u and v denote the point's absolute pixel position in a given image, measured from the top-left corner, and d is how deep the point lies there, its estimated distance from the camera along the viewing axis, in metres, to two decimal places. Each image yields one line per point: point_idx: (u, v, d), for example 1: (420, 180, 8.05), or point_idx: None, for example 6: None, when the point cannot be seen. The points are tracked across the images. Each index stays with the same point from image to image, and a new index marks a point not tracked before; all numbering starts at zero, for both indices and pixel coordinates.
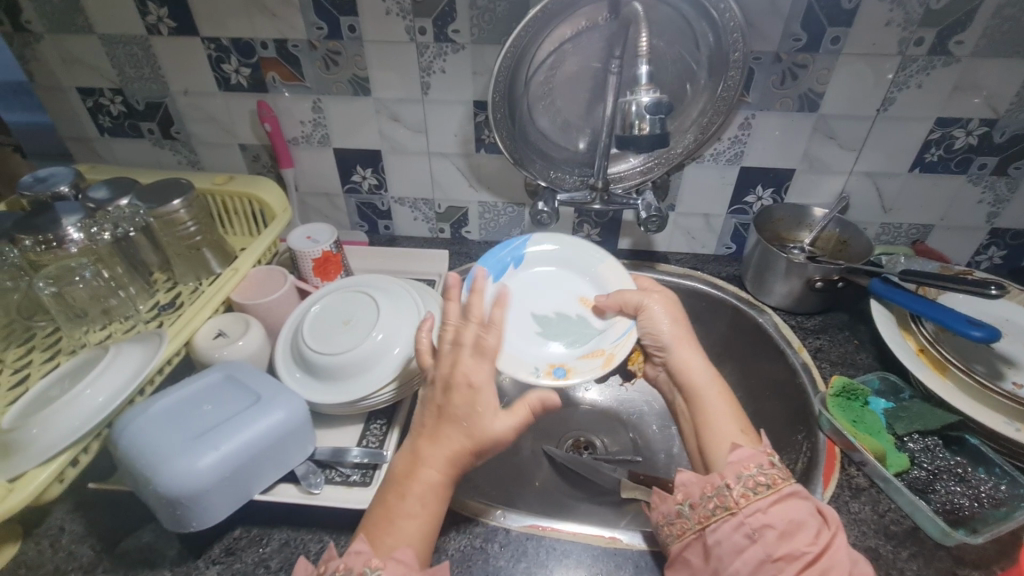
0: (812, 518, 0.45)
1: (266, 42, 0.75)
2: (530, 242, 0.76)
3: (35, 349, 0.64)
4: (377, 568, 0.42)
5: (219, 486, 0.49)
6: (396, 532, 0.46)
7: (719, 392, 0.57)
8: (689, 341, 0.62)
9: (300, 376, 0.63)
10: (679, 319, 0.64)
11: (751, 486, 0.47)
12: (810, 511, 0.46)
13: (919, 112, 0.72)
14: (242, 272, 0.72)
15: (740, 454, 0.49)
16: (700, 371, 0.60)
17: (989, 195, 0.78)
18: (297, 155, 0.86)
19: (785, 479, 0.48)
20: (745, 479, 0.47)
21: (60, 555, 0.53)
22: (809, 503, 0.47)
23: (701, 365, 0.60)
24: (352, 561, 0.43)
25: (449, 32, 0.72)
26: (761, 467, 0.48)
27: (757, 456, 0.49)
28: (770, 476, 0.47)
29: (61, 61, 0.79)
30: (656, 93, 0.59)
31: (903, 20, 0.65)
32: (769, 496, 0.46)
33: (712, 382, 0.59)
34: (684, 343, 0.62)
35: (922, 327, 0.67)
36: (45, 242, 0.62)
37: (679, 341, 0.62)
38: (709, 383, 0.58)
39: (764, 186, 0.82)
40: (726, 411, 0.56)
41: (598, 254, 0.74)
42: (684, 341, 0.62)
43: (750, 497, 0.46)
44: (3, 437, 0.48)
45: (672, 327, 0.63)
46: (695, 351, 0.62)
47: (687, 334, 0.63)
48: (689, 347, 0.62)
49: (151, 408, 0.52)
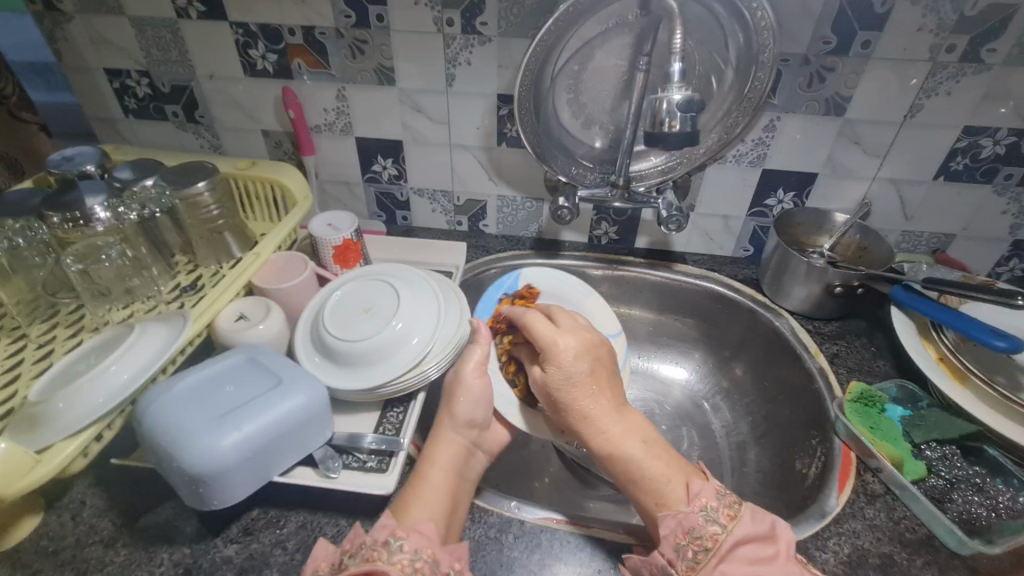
0: (759, 564, 0.43)
1: (293, 29, 0.75)
2: (520, 279, 0.81)
3: (58, 325, 0.64)
4: (401, 536, 0.46)
5: (242, 465, 0.50)
6: (415, 509, 0.51)
7: (640, 445, 0.54)
8: (603, 401, 0.56)
9: (319, 360, 0.63)
10: (583, 373, 0.56)
11: (692, 555, 0.45)
12: (761, 556, 0.44)
13: (948, 118, 0.71)
14: (264, 257, 0.72)
15: (671, 524, 0.47)
16: (609, 429, 0.55)
17: (1014, 206, 0.78)
18: (319, 143, 0.87)
19: (724, 531, 0.45)
20: (683, 551, 0.45)
21: (81, 528, 0.53)
22: (758, 545, 0.45)
23: (610, 419, 0.55)
24: (378, 532, 0.46)
25: (477, 24, 0.72)
26: (698, 528, 0.46)
27: (689, 519, 0.46)
28: (708, 537, 0.45)
29: (90, 41, 0.79)
30: (687, 91, 0.59)
31: (935, 25, 0.64)
32: (711, 561, 0.44)
33: (629, 439, 0.54)
34: (585, 398, 0.56)
35: (943, 336, 0.67)
36: (72, 220, 0.63)
37: (577, 400, 0.56)
38: (627, 439, 0.54)
39: (786, 189, 0.81)
40: (654, 458, 0.53)
41: (585, 290, 0.81)
42: (592, 397, 0.56)
43: (695, 569, 0.44)
44: (29, 410, 0.49)
45: (568, 387, 0.56)
46: (612, 405, 0.56)
47: (594, 386, 0.56)
48: (599, 399, 0.56)
49: (175, 387, 0.53)
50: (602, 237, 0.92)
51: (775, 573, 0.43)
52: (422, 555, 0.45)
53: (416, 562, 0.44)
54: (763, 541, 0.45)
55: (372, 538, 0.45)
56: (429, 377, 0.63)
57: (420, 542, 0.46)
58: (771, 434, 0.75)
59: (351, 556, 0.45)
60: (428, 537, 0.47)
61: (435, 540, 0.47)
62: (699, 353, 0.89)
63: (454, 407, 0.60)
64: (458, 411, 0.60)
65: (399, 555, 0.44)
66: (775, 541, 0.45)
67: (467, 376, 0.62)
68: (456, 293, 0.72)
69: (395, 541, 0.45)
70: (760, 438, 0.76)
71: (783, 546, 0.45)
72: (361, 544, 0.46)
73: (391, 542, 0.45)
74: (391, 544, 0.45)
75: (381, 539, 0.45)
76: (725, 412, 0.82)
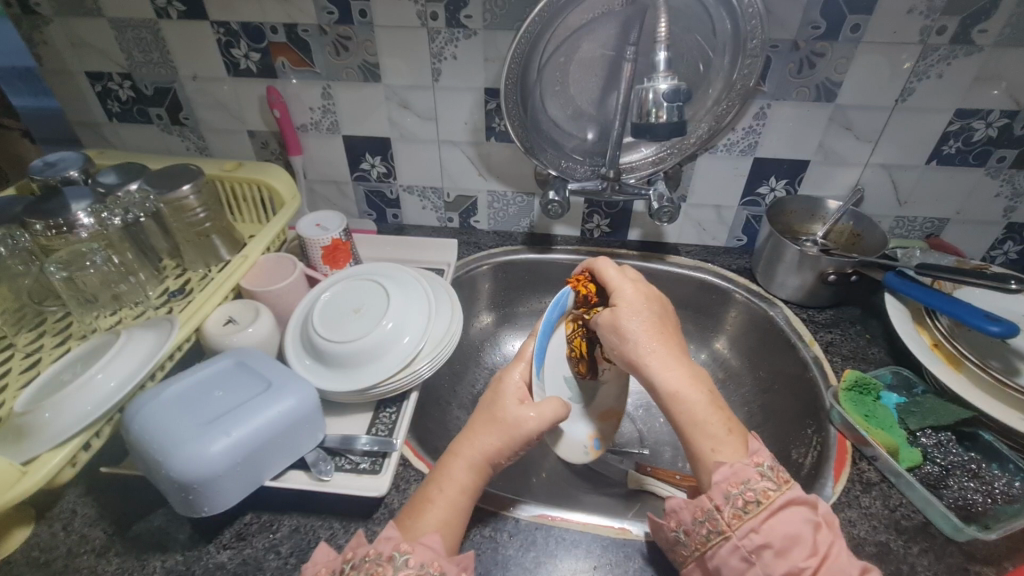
0: (809, 526, 0.43)
1: (275, 27, 0.74)
2: None
3: (46, 334, 0.64)
4: (406, 550, 0.43)
5: (232, 471, 0.49)
6: (425, 521, 0.47)
7: (705, 395, 0.50)
8: (681, 349, 0.53)
9: (309, 363, 0.63)
10: (652, 311, 0.55)
11: (741, 504, 0.44)
12: (808, 519, 0.43)
13: (939, 102, 0.70)
14: (252, 259, 0.72)
15: (724, 472, 0.45)
16: (677, 370, 0.51)
17: (1007, 188, 0.77)
18: (306, 143, 0.86)
19: (777, 489, 0.44)
20: (734, 499, 0.44)
21: (72, 538, 0.53)
22: (807, 510, 0.44)
23: (678, 361, 0.51)
24: (382, 546, 0.44)
25: (461, 17, 0.71)
26: (751, 482, 0.44)
27: (745, 471, 0.45)
28: (760, 491, 0.44)
29: (70, 44, 0.78)
30: (673, 80, 0.58)
31: (925, 8, 0.63)
32: (760, 514, 0.43)
33: (696, 387, 0.50)
34: (657, 331, 0.53)
35: (937, 322, 0.66)
36: (56, 227, 0.62)
37: (648, 332, 0.53)
38: (693, 386, 0.50)
39: (777, 178, 0.81)
40: (715, 409, 0.49)
41: None
42: (664, 337, 0.53)
43: (742, 517, 0.44)
44: (16, 421, 0.48)
45: (636, 319, 0.53)
46: (680, 353, 0.52)
47: (663, 327, 0.54)
48: (667, 341, 0.53)
49: (164, 393, 0.52)
50: (595, 231, 0.91)
51: (817, 541, 0.42)
52: (428, 570, 0.43)
53: None
54: (808, 507, 0.44)
55: (376, 551, 0.44)
56: (421, 376, 0.63)
57: (425, 556, 0.44)
58: (766, 425, 0.74)
59: (354, 567, 0.44)
60: (434, 550, 0.44)
61: (441, 551, 0.45)
62: (694, 344, 0.89)
63: (490, 436, 0.51)
64: (502, 449, 0.51)
65: (405, 570, 0.42)
66: (818, 511, 0.45)
67: (515, 410, 0.51)
68: (447, 291, 0.72)
69: (400, 555, 0.43)
70: (756, 429, 0.75)
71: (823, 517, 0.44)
72: (362, 555, 0.44)
73: (396, 557, 0.43)
74: (395, 559, 0.43)
75: (386, 553, 0.44)
76: None
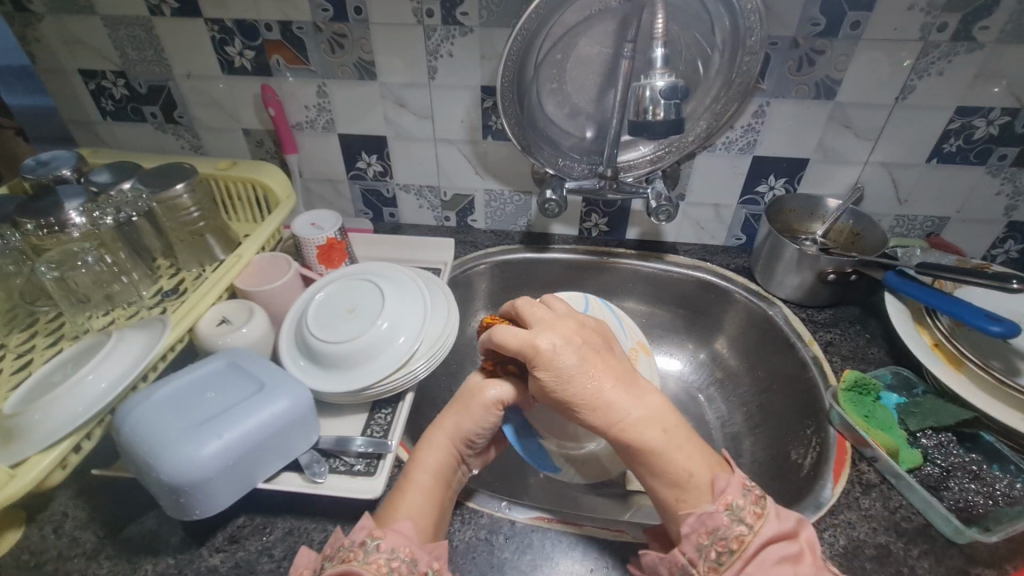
0: (785, 567, 0.41)
1: (270, 24, 0.73)
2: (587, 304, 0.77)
3: (38, 334, 0.63)
4: (378, 536, 0.43)
5: (223, 473, 0.49)
6: (399, 508, 0.48)
7: (659, 434, 0.48)
8: (624, 381, 0.51)
9: (304, 364, 0.62)
10: (580, 364, 0.50)
11: (716, 556, 0.43)
12: (788, 554, 0.42)
13: (940, 100, 0.70)
14: (246, 259, 0.71)
15: (691, 524, 0.45)
16: (626, 413, 0.49)
17: (1009, 187, 0.76)
18: (302, 141, 0.85)
19: (751, 532, 0.43)
20: (706, 551, 0.43)
21: (63, 541, 0.53)
22: (787, 544, 0.43)
23: (628, 402, 0.49)
24: (355, 534, 0.44)
25: (457, 14, 0.70)
26: (721, 529, 0.44)
27: (713, 519, 0.44)
28: (732, 538, 0.43)
29: (62, 42, 0.77)
30: (671, 77, 0.58)
31: (926, 4, 0.63)
32: (736, 563, 0.42)
33: (649, 426, 0.48)
34: (591, 388, 0.50)
35: (937, 322, 0.66)
36: (47, 227, 0.61)
37: (586, 395, 0.49)
38: (646, 426, 0.48)
39: (776, 176, 0.80)
40: (676, 448, 0.48)
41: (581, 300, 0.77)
42: (602, 383, 0.50)
43: (717, 570, 0.43)
44: (5, 422, 0.48)
45: (567, 387, 0.50)
46: (624, 388, 0.50)
47: (594, 372, 0.50)
48: (604, 383, 0.50)
49: (155, 394, 0.52)
50: (593, 229, 0.90)
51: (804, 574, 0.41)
52: (399, 555, 0.43)
53: (393, 562, 0.42)
54: (788, 538, 0.43)
55: (350, 539, 0.43)
56: (416, 377, 0.62)
57: (397, 541, 0.44)
58: (765, 425, 0.74)
59: (330, 559, 0.43)
60: (406, 536, 0.44)
61: (414, 539, 0.45)
62: (692, 344, 0.88)
63: (462, 418, 0.54)
64: (461, 421, 0.54)
65: (375, 555, 0.42)
66: (799, 539, 0.43)
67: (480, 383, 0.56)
68: (443, 291, 0.71)
69: (372, 542, 0.43)
70: (755, 429, 0.75)
71: (806, 544, 0.43)
72: (339, 546, 0.44)
73: (368, 543, 0.43)
74: (367, 544, 0.43)
75: (358, 540, 0.43)
76: (719, 402, 0.82)
